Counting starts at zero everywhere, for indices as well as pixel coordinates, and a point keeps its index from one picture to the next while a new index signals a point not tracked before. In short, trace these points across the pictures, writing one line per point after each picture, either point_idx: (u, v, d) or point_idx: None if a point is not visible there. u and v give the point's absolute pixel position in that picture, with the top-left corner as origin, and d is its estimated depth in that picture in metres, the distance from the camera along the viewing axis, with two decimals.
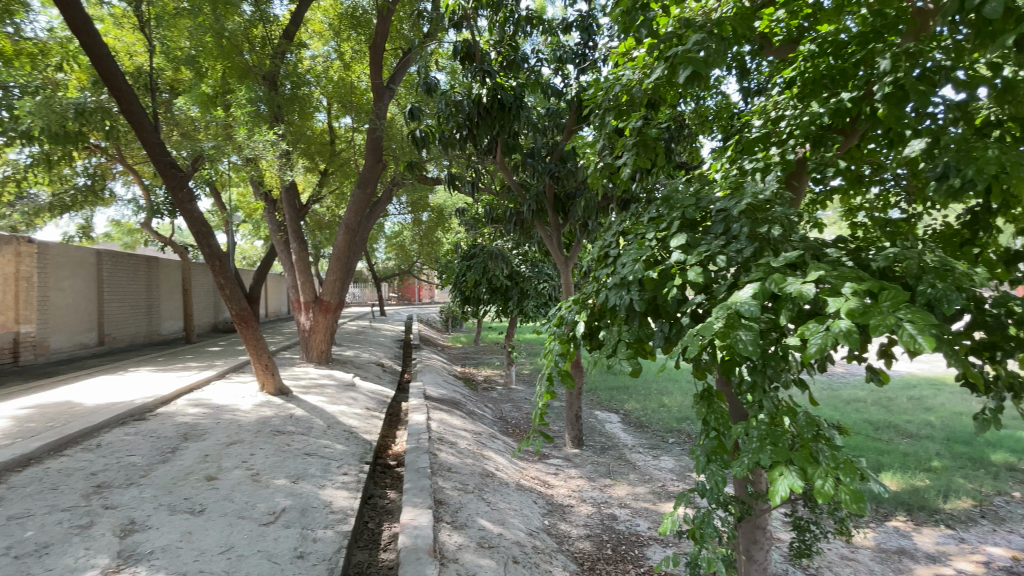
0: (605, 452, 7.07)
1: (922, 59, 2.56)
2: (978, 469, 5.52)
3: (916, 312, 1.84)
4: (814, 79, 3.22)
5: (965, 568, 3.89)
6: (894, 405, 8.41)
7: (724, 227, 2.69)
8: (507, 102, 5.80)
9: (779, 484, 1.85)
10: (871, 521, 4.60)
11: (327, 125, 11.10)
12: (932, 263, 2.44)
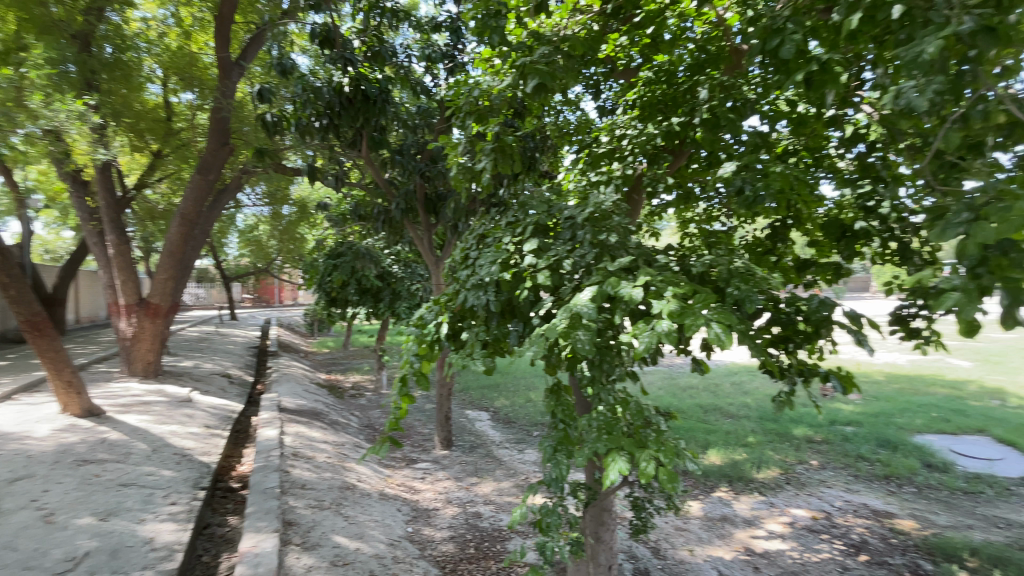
0: (473, 451, 7.14)
1: (732, 94, 3.00)
2: (779, 440, 6.64)
3: (720, 312, 2.12)
4: (652, 103, 3.59)
5: (774, 529, 4.52)
6: (720, 390, 9.80)
7: (572, 233, 2.86)
8: (371, 94, 5.57)
9: (612, 469, 2.00)
10: (700, 493, 5.26)
11: (168, 101, 9.52)
12: (737, 269, 2.86)
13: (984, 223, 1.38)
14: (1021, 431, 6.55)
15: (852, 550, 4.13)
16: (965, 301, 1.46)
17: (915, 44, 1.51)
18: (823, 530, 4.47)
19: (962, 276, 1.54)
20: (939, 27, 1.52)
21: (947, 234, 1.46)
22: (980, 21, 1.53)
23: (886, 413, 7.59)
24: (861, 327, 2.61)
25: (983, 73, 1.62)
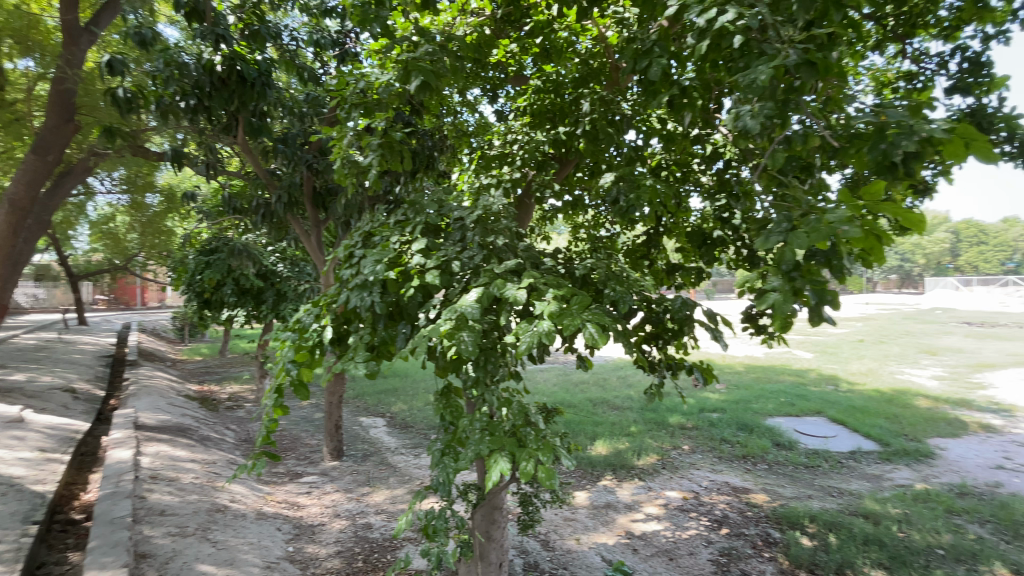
0: (366, 460, 6.84)
1: (611, 108, 3.20)
2: (657, 428, 7.24)
3: (595, 313, 2.23)
4: (542, 111, 3.71)
5: (651, 511, 4.88)
6: (609, 385, 10.46)
7: (461, 235, 2.86)
8: (248, 75, 5.09)
9: (493, 470, 2.01)
10: (587, 484, 5.55)
11: (6, 69, 7.84)
12: (614, 272, 3.07)
13: (798, 234, 1.60)
14: (844, 410, 7.82)
15: (715, 525, 4.55)
16: (781, 301, 1.67)
17: (750, 71, 1.61)
18: (691, 509, 4.90)
19: (781, 278, 1.73)
20: (770, 57, 1.62)
21: (770, 241, 1.67)
22: (804, 53, 1.62)
23: (744, 400, 8.63)
24: (716, 325, 2.92)
25: (805, 103, 1.78)
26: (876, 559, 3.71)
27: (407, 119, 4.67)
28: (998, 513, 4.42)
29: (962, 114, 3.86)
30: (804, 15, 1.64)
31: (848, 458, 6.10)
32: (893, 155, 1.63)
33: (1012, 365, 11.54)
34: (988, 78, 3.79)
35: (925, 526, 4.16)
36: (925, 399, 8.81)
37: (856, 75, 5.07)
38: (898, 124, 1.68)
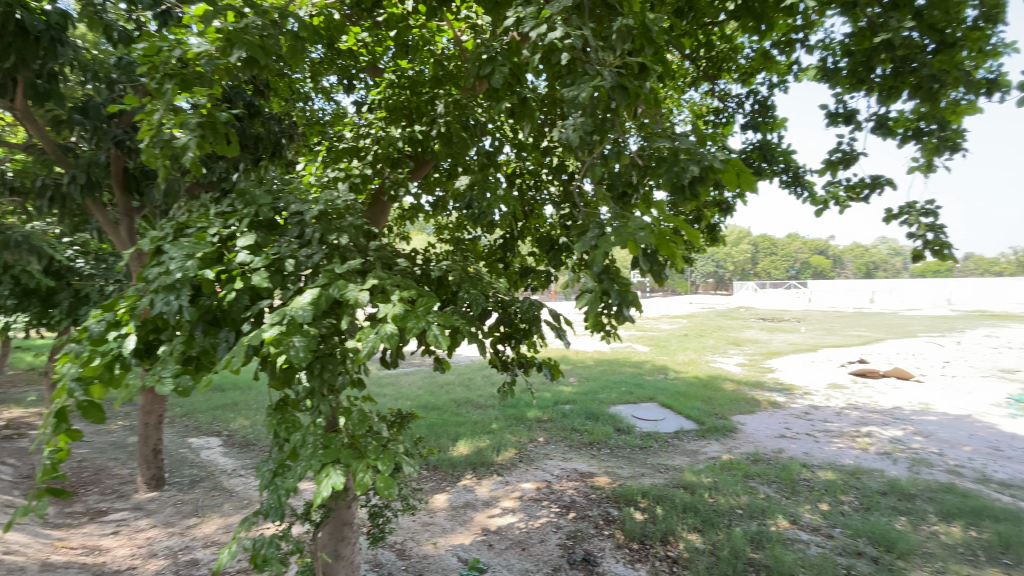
0: (196, 486, 5.98)
1: (466, 112, 3.19)
2: (516, 423, 7.52)
3: (441, 314, 2.19)
4: (396, 107, 3.55)
5: (507, 505, 5.03)
6: (472, 384, 10.60)
7: (299, 231, 2.61)
8: (32, 27, 3.86)
9: (323, 486, 1.86)
10: (447, 486, 5.53)
11: None
12: (466, 273, 3.07)
13: (604, 240, 1.76)
14: (673, 396, 8.97)
15: (564, 511, 4.84)
16: (593, 300, 1.81)
17: (573, 88, 1.74)
18: (544, 498, 5.16)
19: (593, 280, 1.88)
20: (590, 77, 1.76)
21: (585, 245, 1.83)
22: (618, 78, 1.79)
23: (594, 392, 9.41)
24: (561, 324, 3.09)
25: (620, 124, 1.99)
26: (692, 523, 4.28)
27: (250, 99, 4.04)
28: (780, 474, 5.42)
29: (754, 147, 4.68)
30: (621, 44, 1.82)
31: (673, 437, 7.00)
32: (684, 176, 1.89)
33: (791, 352, 14.39)
34: (772, 120, 4.64)
35: (729, 491, 4.93)
36: (732, 383, 10.54)
37: (680, 106, 5.86)
38: (689, 151, 1.94)
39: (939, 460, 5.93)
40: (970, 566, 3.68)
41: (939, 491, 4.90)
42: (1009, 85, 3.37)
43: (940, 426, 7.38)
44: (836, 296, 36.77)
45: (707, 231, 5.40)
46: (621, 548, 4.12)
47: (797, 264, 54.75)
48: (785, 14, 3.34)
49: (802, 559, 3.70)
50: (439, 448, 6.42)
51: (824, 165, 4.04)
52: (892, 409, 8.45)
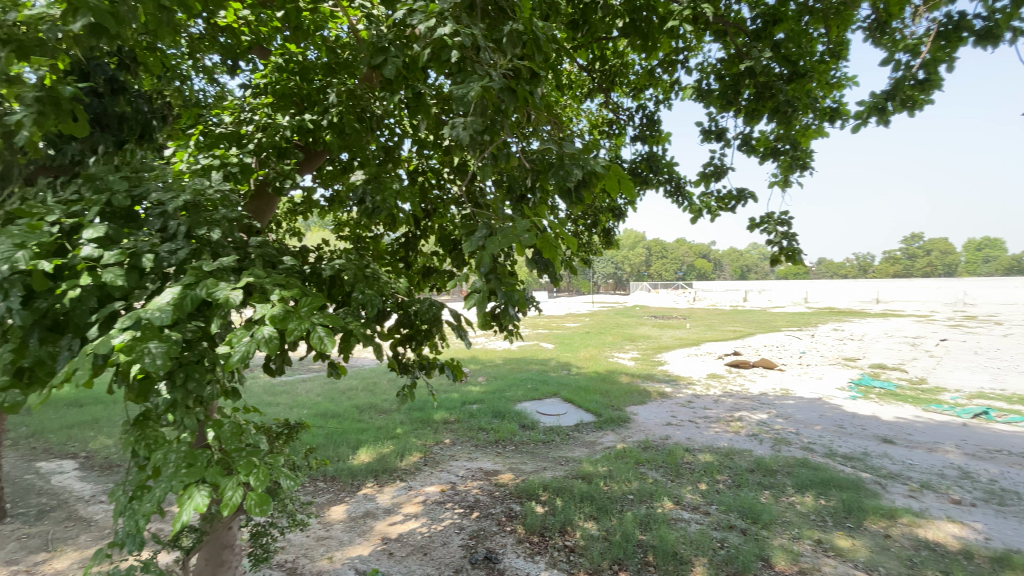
0: (41, 518, 5.10)
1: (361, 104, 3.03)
2: (422, 426, 7.38)
3: (327, 315, 2.04)
4: (284, 92, 3.28)
5: (409, 511, 4.89)
6: (376, 388, 10.23)
7: (163, 224, 2.32)
8: None
9: (184, 509, 1.64)
10: (346, 496, 5.25)
11: None
12: (362, 272, 2.93)
13: (492, 240, 1.78)
14: (574, 391, 9.37)
15: (467, 511, 4.81)
16: (481, 300, 1.83)
17: (462, 86, 1.74)
18: (448, 500, 5.09)
19: (480, 279, 1.89)
20: (479, 78, 1.78)
21: (473, 244, 1.84)
22: (506, 81, 1.83)
23: (500, 390, 9.53)
24: (462, 323, 2.93)
25: (509, 126, 2.03)
26: (588, 512, 4.49)
27: (108, 67, 2.78)
28: (667, 459, 5.88)
29: (642, 158, 5.04)
30: (511, 48, 1.86)
31: (574, 430, 7.32)
32: (569, 179, 1.98)
33: (679, 346, 15.73)
34: (657, 134, 5.03)
35: (622, 479, 5.24)
36: (627, 376, 11.28)
37: (579, 115, 6.15)
38: (575, 156, 2.03)
39: (795, 438, 6.81)
40: (816, 528, 4.25)
41: (794, 465, 5.62)
42: (846, 115, 3.94)
43: (796, 408, 8.49)
44: (717, 295, 40.87)
45: (603, 235, 5.69)
46: (522, 542, 4.18)
47: (685, 266, 60.02)
48: (668, 36, 3.62)
49: (683, 535, 4.03)
50: (338, 457, 6.09)
51: (700, 177, 4.45)
52: (759, 395, 9.56)
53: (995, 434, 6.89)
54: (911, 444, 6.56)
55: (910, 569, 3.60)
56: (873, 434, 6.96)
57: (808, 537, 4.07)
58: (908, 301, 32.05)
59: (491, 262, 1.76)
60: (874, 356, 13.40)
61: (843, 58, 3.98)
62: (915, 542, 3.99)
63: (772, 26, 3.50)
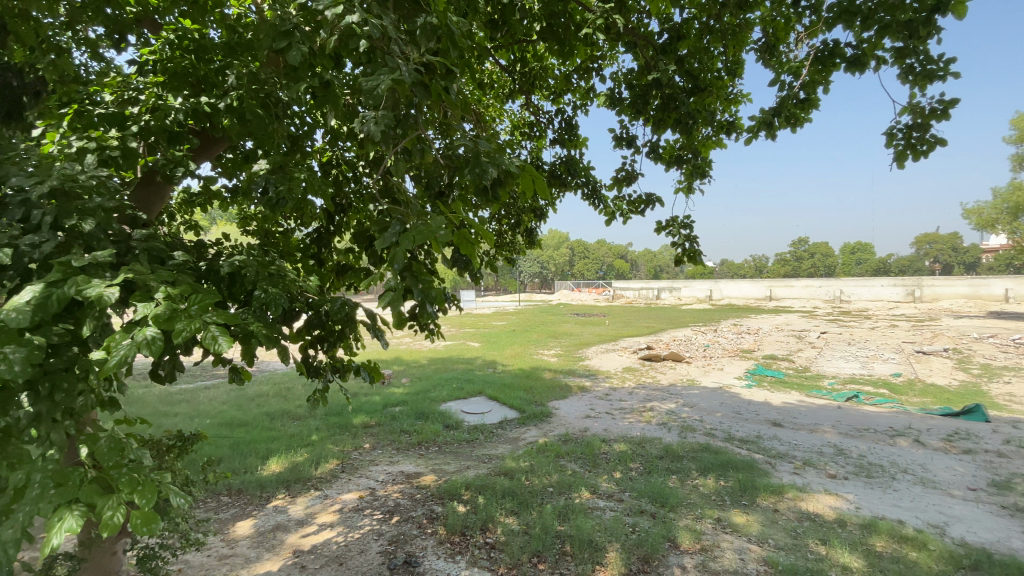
0: None
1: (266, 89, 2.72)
2: (340, 431, 7.06)
3: (224, 314, 1.87)
4: (180, 72, 2.93)
5: (324, 520, 4.63)
6: (290, 393, 9.64)
7: (24, 213, 2.02)
8: None
9: (52, 534, 1.44)
10: (253, 510, 4.88)
11: None
12: (266, 269, 2.73)
13: (405, 236, 1.73)
14: (499, 389, 9.45)
15: (387, 516, 4.64)
16: (395, 299, 1.78)
17: (372, 77, 1.68)
18: (366, 506, 4.87)
19: (394, 277, 1.83)
20: (390, 70, 1.73)
21: (386, 241, 1.78)
22: (418, 75, 1.79)
23: (424, 391, 9.37)
24: (378, 323, 2.80)
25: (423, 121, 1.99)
26: (509, 508, 4.53)
27: None
28: (585, 451, 6.11)
29: (561, 161, 5.18)
30: (424, 41, 1.82)
31: (498, 428, 7.37)
32: (485, 177, 1.98)
33: (598, 342, 16.39)
34: (576, 138, 5.19)
35: (543, 473, 5.36)
36: (550, 373, 11.58)
37: (501, 116, 6.20)
38: (491, 154, 2.03)
39: (700, 425, 7.35)
40: (717, 507, 4.61)
41: (700, 450, 6.06)
42: (741, 128, 4.31)
43: (701, 397, 9.18)
44: (634, 294, 43.12)
45: (525, 234, 5.76)
46: (443, 543, 4.11)
47: (605, 266, 62.71)
48: (583, 43, 3.75)
49: (599, 524, 4.20)
50: (245, 469, 5.66)
51: (613, 181, 4.68)
52: (670, 387, 10.20)
53: (862, 414, 7.90)
54: (796, 426, 7.32)
55: (794, 538, 4.01)
56: (766, 419, 7.70)
57: (710, 516, 4.40)
58: (796, 298, 35.79)
59: (405, 259, 1.72)
60: (768, 348, 14.81)
61: (739, 76, 4.33)
62: (799, 513, 4.45)
63: (677, 42, 3.73)
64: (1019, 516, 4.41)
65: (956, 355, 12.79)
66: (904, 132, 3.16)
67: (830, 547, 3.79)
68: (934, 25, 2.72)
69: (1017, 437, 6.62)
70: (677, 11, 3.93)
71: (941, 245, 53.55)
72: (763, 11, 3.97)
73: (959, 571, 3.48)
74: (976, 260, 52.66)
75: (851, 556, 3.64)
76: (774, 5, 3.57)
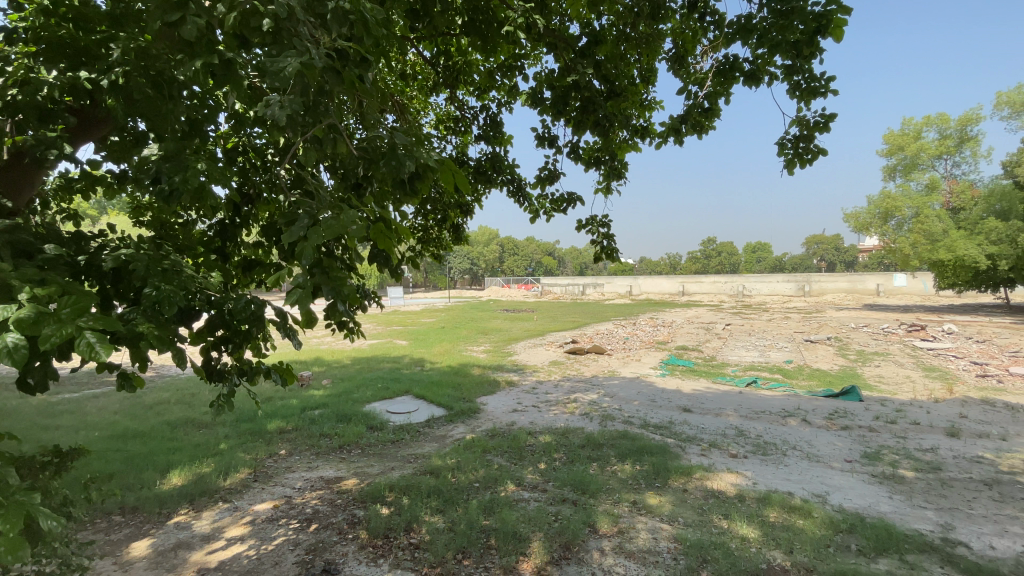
0: None
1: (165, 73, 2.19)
2: (252, 438, 6.60)
3: (104, 318, 1.67)
4: (54, 43, 2.36)
5: (234, 534, 4.30)
6: (195, 399, 8.86)
7: None
8: None
9: None
10: (150, 529, 4.42)
11: None
12: (159, 266, 2.49)
13: (314, 230, 1.65)
14: (425, 387, 9.32)
15: (304, 524, 4.40)
16: (304, 297, 1.71)
17: (277, 59, 1.61)
18: (281, 515, 4.59)
19: (303, 273, 1.74)
20: (298, 53, 1.66)
21: (293, 235, 1.68)
22: (329, 60, 1.72)
23: (347, 392, 9.02)
24: (290, 323, 2.65)
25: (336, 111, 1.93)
26: (434, 506, 4.49)
27: None
28: (511, 445, 6.19)
29: (486, 158, 5.19)
30: (337, 27, 1.75)
31: (424, 426, 7.28)
32: (401, 171, 1.95)
33: (526, 338, 16.67)
34: (500, 135, 5.22)
35: (469, 469, 5.36)
36: (478, 369, 11.60)
37: (426, 110, 6.08)
38: (408, 147, 2.00)
39: (619, 414, 7.71)
40: (634, 491, 4.87)
41: (619, 438, 6.36)
42: (653, 134, 4.56)
43: (621, 388, 9.63)
44: (561, 290, 44.28)
45: (452, 231, 5.68)
46: (365, 548, 3.97)
47: (533, 263, 63.88)
48: (506, 41, 3.77)
49: (523, 515, 4.28)
50: (141, 485, 5.12)
51: (536, 180, 4.77)
52: (593, 378, 10.60)
53: (760, 398, 8.69)
54: (704, 411, 7.91)
55: (700, 515, 4.33)
56: (678, 406, 8.23)
57: (627, 500, 4.64)
58: (706, 293, 38.55)
59: (315, 255, 1.64)
60: (681, 339, 15.85)
61: (652, 84, 4.57)
62: (705, 492, 4.81)
63: (595, 46, 3.85)
64: (883, 482, 5.07)
65: (836, 343, 14.45)
66: (793, 141, 3.50)
67: (731, 521, 4.13)
68: (817, 45, 3.03)
69: (883, 413, 7.61)
70: (596, 17, 4.06)
71: (826, 246, 60.09)
72: (675, 24, 4.20)
73: (836, 534, 3.95)
74: (854, 259, 59.70)
75: (748, 528, 4.00)
76: (683, 18, 3.80)
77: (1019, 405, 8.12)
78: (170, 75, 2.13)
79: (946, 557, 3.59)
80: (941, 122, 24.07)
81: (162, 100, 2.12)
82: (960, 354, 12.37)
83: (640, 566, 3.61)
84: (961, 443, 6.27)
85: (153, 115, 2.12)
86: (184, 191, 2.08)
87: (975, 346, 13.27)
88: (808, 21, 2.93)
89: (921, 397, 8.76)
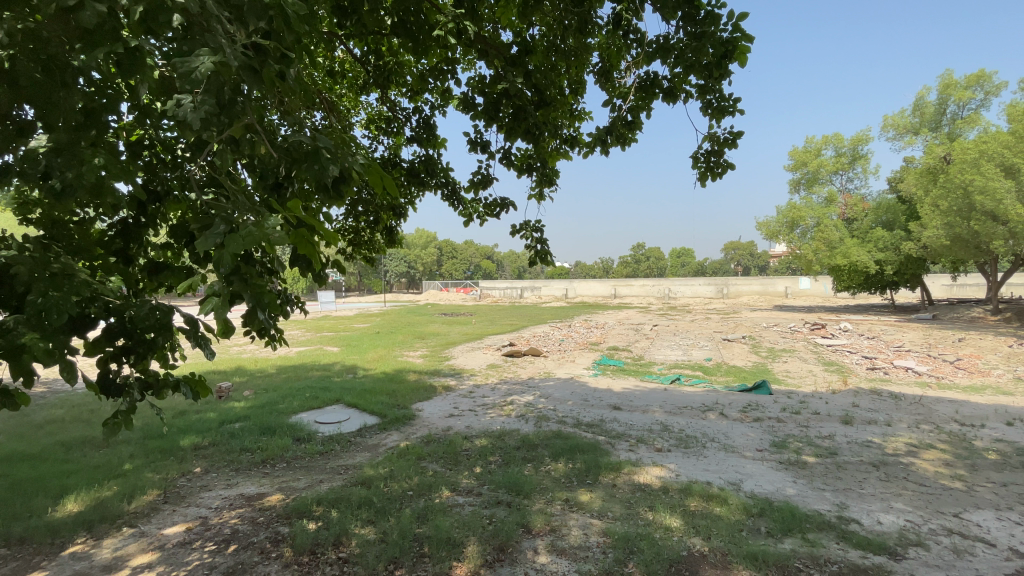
0: None
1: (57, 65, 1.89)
2: (162, 457, 6.06)
3: None
4: None
5: (138, 563, 3.90)
6: (94, 416, 8.00)
7: None
8: None
9: None
10: (40, 561, 3.93)
11: None
12: (45, 270, 2.24)
13: (231, 238, 1.58)
14: (357, 395, 9.02)
15: (221, 546, 4.09)
16: (221, 306, 1.68)
17: (189, 58, 1.58)
18: (195, 539, 4.24)
19: (220, 282, 1.71)
20: (212, 51, 1.63)
21: (210, 242, 1.61)
22: (246, 58, 1.67)
23: (272, 403, 8.53)
24: (200, 330, 2.36)
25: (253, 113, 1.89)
26: (366, 518, 4.35)
27: None
28: (446, 450, 6.14)
29: (421, 160, 5.15)
30: (253, 21, 1.67)
31: (355, 435, 7.04)
32: (325, 175, 1.91)
33: (463, 341, 16.62)
34: (434, 138, 5.19)
35: (403, 477, 5.25)
36: (413, 374, 11.38)
37: (357, 108, 5.96)
38: (332, 152, 1.97)
39: (553, 414, 7.88)
40: (567, 489, 4.99)
41: (553, 438, 6.51)
42: (581, 143, 4.71)
43: (556, 388, 9.82)
44: (499, 293, 44.69)
45: (385, 234, 5.53)
46: (290, 566, 3.76)
47: (470, 266, 64.24)
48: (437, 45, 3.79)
49: (457, 520, 4.25)
50: (28, 514, 4.55)
51: (470, 185, 4.80)
52: (529, 380, 10.75)
53: (684, 394, 9.24)
54: (633, 409, 8.28)
55: (628, 508, 4.52)
56: (609, 404, 8.56)
57: (560, 498, 4.75)
58: (636, 295, 40.33)
59: (231, 264, 1.58)
60: (612, 340, 16.52)
61: (581, 94, 4.74)
62: (633, 486, 5.03)
63: (526, 56, 3.94)
64: (789, 468, 5.56)
65: (749, 341, 15.64)
66: (706, 156, 3.78)
67: (655, 513, 4.34)
68: (725, 68, 3.32)
69: (790, 405, 8.36)
70: (529, 27, 4.20)
71: (742, 253, 65.09)
72: (601, 40, 4.38)
73: (749, 518, 4.27)
74: (765, 265, 65.16)
75: (673, 518, 4.23)
76: (609, 35, 3.99)
77: (900, 394, 9.21)
78: (64, 61, 1.88)
79: (840, 533, 3.99)
80: (838, 142, 26.81)
81: (52, 87, 1.86)
82: (853, 349, 13.78)
83: (571, 562, 3.71)
84: (854, 430, 7.00)
85: (42, 104, 1.85)
86: (79, 187, 1.85)
87: (865, 342, 14.85)
88: (718, 46, 3.18)
89: (821, 389, 9.71)
